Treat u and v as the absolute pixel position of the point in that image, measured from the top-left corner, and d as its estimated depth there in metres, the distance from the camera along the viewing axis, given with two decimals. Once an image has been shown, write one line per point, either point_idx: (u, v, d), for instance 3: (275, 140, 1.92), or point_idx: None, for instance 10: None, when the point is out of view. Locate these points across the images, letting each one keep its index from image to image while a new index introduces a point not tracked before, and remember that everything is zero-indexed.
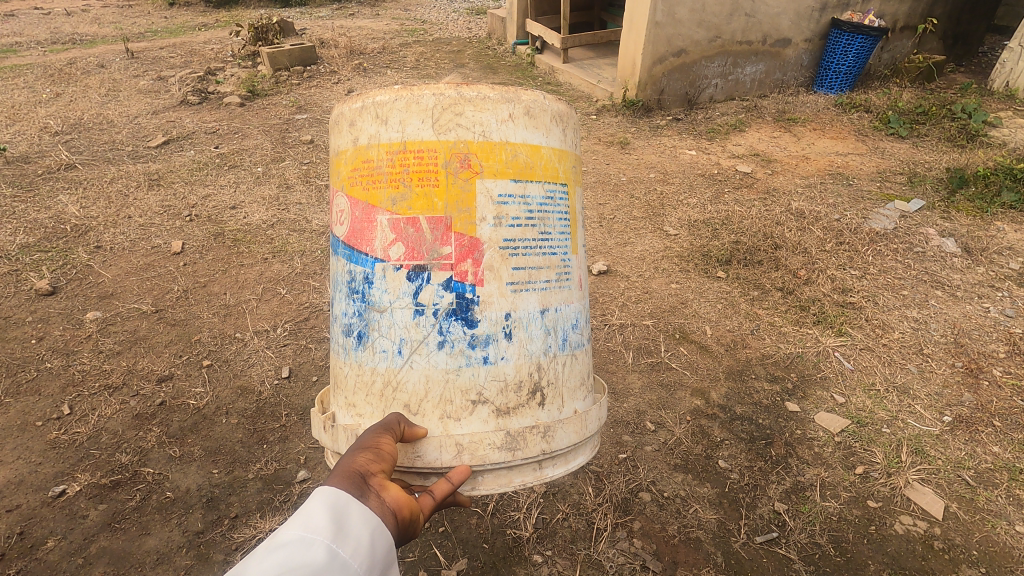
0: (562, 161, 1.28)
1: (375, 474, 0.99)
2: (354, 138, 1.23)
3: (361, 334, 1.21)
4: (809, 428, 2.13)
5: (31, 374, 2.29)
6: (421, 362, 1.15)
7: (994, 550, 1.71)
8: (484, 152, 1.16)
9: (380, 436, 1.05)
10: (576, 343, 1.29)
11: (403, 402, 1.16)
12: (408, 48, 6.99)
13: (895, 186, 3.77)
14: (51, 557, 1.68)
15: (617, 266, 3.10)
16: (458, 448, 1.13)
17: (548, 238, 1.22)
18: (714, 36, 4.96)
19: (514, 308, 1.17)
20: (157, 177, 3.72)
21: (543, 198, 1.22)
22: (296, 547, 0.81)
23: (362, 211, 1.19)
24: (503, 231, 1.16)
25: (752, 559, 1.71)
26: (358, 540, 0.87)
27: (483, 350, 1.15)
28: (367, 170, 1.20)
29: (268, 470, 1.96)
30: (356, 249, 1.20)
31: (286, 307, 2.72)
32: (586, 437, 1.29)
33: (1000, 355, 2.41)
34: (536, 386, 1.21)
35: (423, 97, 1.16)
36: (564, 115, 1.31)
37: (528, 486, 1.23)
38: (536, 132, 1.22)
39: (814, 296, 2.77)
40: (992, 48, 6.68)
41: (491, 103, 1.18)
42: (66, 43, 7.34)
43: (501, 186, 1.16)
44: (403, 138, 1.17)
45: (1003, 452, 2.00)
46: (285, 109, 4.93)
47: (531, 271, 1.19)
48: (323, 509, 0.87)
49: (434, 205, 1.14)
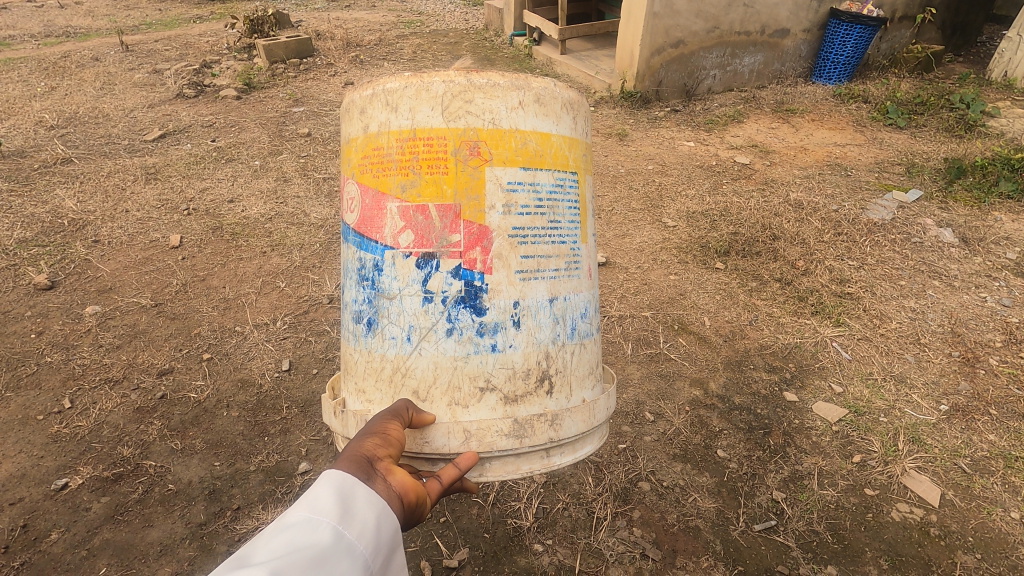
0: (573, 149, 1.28)
1: (382, 458, 1.00)
2: (365, 125, 1.23)
3: (371, 321, 1.21)
4: (807, 418, 2.15)
5: (31, 368, 2.29)
6: (430, 349, 1.16)
7: (990, 537, 1.73)
8: (493, 140, 1.16)
9: (389, 422, 1.06)
10: (585, 332, 1.29)
11: (412, 388, 1.17)
12: (405, 40, 6.95)
13: (893, 176, 3.77)
14: (56, 549, 1.69)
15: (617, 257, 3.10)
16: (466, 434, 1.14)
17: (557, 227, 1.22)
18: (713, 27, 4.95)
19: (523, 296, 1.17)
20: (154, 171, 3.71)
21: (552, 186, 1.22)
22: (302, 528, 0.82)
23: (372, 198, 1.20)
24: (511, 219, 1.16)
25: (751, 547, 1.73)
26: (364, 523, 0.88)
27: (492, 337, 1.16)
28: (377, 157, 1.20)
29: (270, 462, 1.97)
30: (367, 236, 1.21)
31: (285, 300, 2.73)
32: (594, 426, 1.30)
33: (996, 344, 2.43)
34: (545, 373, 1.21)
35: (433, 84, 1.17)
36: (575, 103, 1.31)
37: (535, 474, 1.24)
38: (546, 120, 1.22)
39: (812, 287, 2.79)
40: (991, 38, 6.67)
41: (502, 91, 1.18)
42: (59, 36, 7.27)
43: (510, 173, 1.16)
44: (413, 126, 1.17)
45: (999, 440, 2.02)
46: (281, 102, 4.90)
47: (541, 259, 1.20)
48: (330, 491, 0.89)
49: (443, 192, 1.14)
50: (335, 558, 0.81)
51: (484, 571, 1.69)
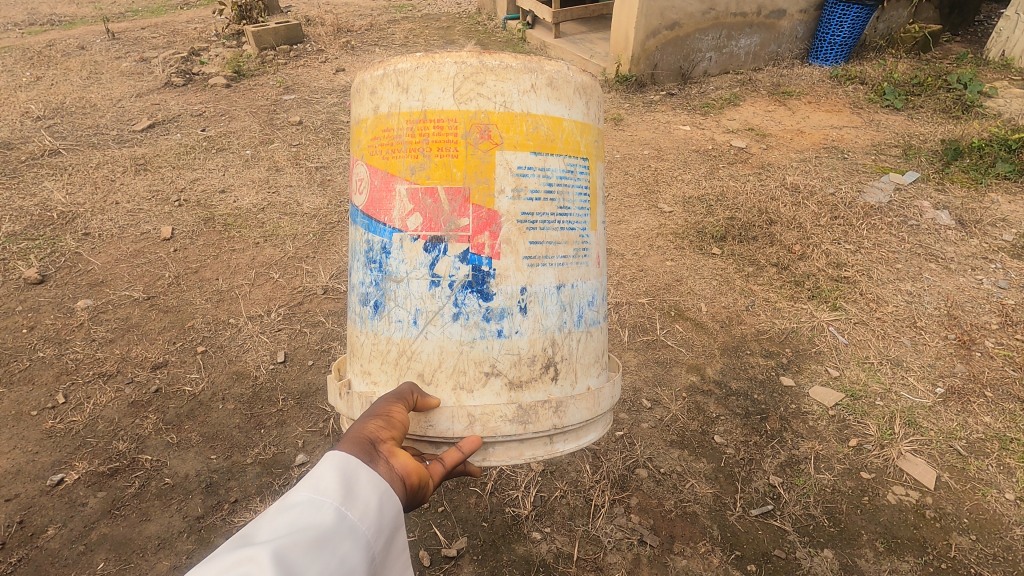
0: (585, 134, 1.25)
1: (385, 441, 0.99)
2: (375, 106, 1.21)
3: (378, 304, 1.20)
4: (803, 403, 2.15)
5: (23, 364, 2.27)
6: (436, 333, 1.14)
7: (984, 518, 1.75)
8: (504, 123, 1.13)
9: (392, 405, 1.05)
10: (592, 319, 1.28)
11: (417, 371, 1.16)
12: (396, 25, 6.85)
13: (890, 159, 3.75)
14: (52, 545, 1.69)
15: (612, 243, 3.08)
16: (470, 419, 1.14)
17: (567, 213, 1.20)
18: (709, 8, 4.89)
19: (530, 282, 1.16)
20: (144, 162, 3.66)
21: (563, 172, 1.20)
22: (306, 508, 0.81)
23: (381, 179, 1.18)
24: (521, 204, 1.14)
25: (748, 532, 1.74)
26: (366, 503, 0.87)
27: (498, 323, 1.14)
28: (387, 139, 1.18)
29: (267, 454, 1.97)
30: (375, 218, 1.19)
31: (279, 291, 2.70)
32: (597, 414, 1.29)
33: (992, 326, 2.42)
34: (551, 360, 1.20)
35: (445, 65, 1.14)
36: (588, 87, 1.28)
37: (538, 460, 1.23)
38: (559, 104, 1.20)
39: (808, 271, 2.78)
40: (988, 17, 6.60)
41: (514, 73, 1.15)
42: (45, 24, 7.13)
43: (520, 158, 1.14)
44: (423, 107, 1.14)
45: (994, 422, 2.03)
46: (271, 89, 4.82)
47: (549, 245, 1.18)
48: (333, 473, 0.87)
49: (452, 175, 1.12)
50: (338, 539, 0.80)
51: (482, 559, 1.70)
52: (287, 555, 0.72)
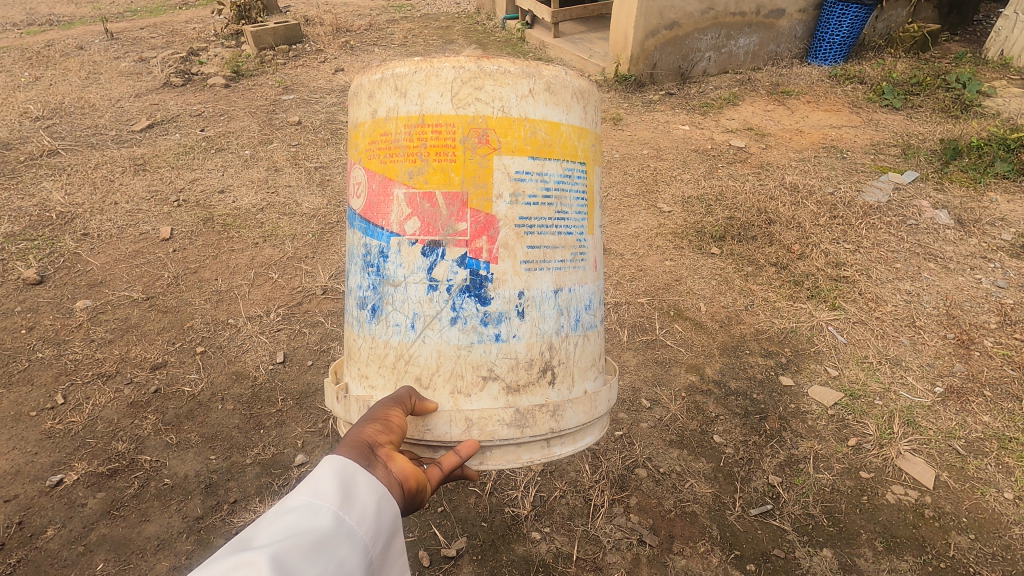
0: (582, 139, 1.25)
1: (383, 444, 0.99)
2: (373, 111, 1.21)
3: (376, 308, 1.20)
4: (803, 402, 2.15)
5: (22, 365, 2.27)
6: (433, 337, 1.14)
7: (983, 517, 1.75)
8: (502, 128, 1.13)
9: (390, 408, 1.05)
10: (589, 323, 1.28)
11: (415, 374, 1.16)
12: (395, 25, 6.85)
13: (889, 158, 3.75)
14: (52, 545, 1.69)
15: (612, 243, 3.08)
16: (468, 423, 1.14)
17: (564, 218, 1.20)
18: (708, 8, 4.88)
19: (528, 287, 1.16)
20: (142, 162, 3.65)
21: (561, 176, 1.20)
22: (304, 512, 0.81)
23: (380, 183, 1.18)
24: (518, 209, 1.14)
25: (747, 531, 1.74)
26: (364, 507, 0.88)
27: (496, 327, 1.14)
28: (385, 143, 1.18)
29: (266, 455, 1.97)
30: (373, 222, 1.19)
31: (278, 291, 2.70)
32: (595, 417, 1.28)
33: (991, 326, 2.43)
34: (548, 364, 1.20)
35: (443, 70, 1.14)
36: (585, 91, 1.28)
37: (536, 464, 1.23)
38: (556, 109, 1.19)
39: (808, 271, 2.78)
40: (987, 17, 6.61)
41: (512, 78, 1.15)
42: (44, 24, 7.12)
43: (518, 162, 1.14)
44: (422, 112, 1.14)
45: (993, 422, 2.03)
46: (270, 90, 4.82)
47: (546, 250, 1.18)
48: (331, 476, 0.87)
49: (450, 180, 1.12)
50: (335, 543, 0.80)
51: (481, 559, 1.70)
52: (285, 559, 0.72)
